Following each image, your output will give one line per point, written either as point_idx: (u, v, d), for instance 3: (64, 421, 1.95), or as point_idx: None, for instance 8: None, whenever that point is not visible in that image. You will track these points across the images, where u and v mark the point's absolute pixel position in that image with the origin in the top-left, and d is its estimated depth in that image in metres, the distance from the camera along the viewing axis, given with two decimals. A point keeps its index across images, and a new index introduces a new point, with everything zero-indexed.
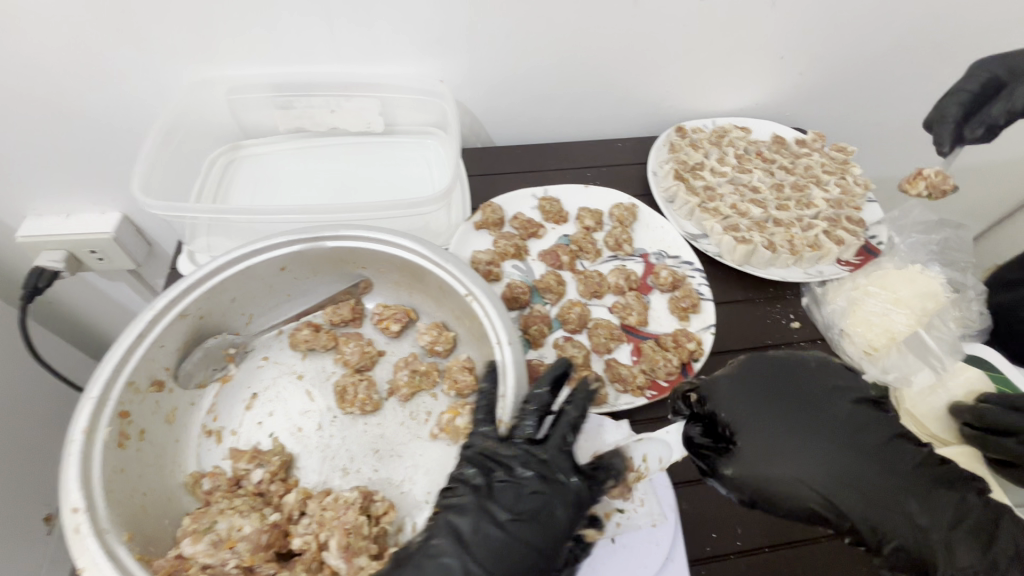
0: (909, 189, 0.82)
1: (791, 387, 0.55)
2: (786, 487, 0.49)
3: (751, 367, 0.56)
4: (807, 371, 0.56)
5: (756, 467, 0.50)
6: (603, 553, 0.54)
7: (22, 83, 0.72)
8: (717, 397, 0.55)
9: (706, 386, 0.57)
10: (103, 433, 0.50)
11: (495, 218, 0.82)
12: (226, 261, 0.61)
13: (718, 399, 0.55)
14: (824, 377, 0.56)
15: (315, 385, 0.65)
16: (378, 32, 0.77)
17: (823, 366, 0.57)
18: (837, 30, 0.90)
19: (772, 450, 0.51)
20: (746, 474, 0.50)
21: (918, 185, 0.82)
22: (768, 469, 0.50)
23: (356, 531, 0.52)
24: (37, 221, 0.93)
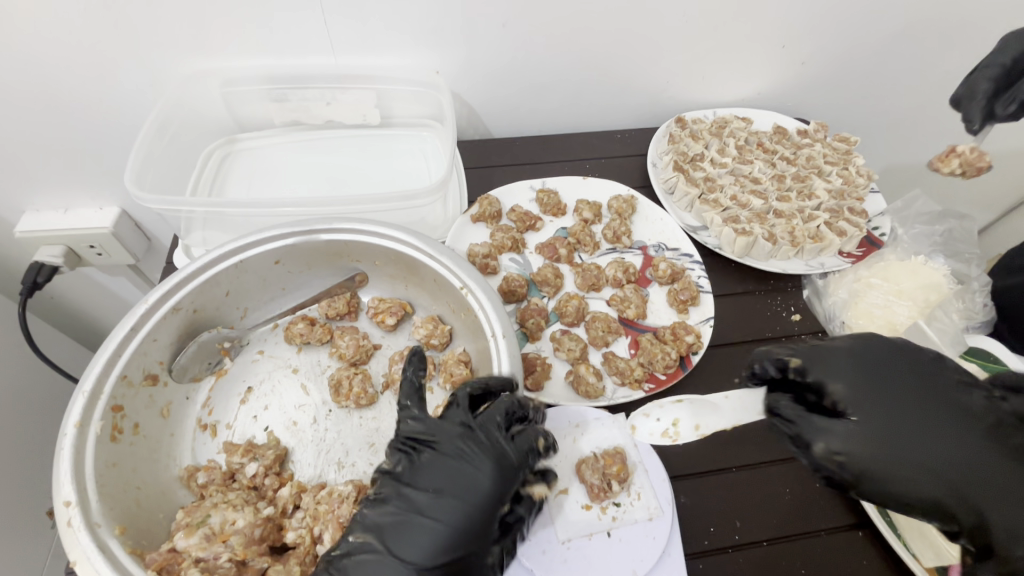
0: (941, 170, 0.79)
1: (909, 372, 0.49)
2: (886, 471, 0.44)
3: (864, 345, 0.51)
4: (928, 360, 0.50)
5: (860, 439, 0.45)
6: (601, 547, 0.54)
7: (16, 78, 0.72)
8: (812, 364, 0.49)
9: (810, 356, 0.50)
10: (95, 426, 0.50)
11: (492, 210, 0.81)
12: (219, 255, 0.61)
13: (812, 365, 0.49)
14: (948, 369, 0.50)
15: (310, 378, 0.65)
16: (372, 23, 0.76)
17: (930, 352, 0.51)
18: (840, 18, 0.88)
19: (871, 427, 0.46)
20: (845, 450, 0.45)
21: (951, 163, 0.78)
22: (872, 448, 0.45)
23: None
24: (35, 217, 0.93)
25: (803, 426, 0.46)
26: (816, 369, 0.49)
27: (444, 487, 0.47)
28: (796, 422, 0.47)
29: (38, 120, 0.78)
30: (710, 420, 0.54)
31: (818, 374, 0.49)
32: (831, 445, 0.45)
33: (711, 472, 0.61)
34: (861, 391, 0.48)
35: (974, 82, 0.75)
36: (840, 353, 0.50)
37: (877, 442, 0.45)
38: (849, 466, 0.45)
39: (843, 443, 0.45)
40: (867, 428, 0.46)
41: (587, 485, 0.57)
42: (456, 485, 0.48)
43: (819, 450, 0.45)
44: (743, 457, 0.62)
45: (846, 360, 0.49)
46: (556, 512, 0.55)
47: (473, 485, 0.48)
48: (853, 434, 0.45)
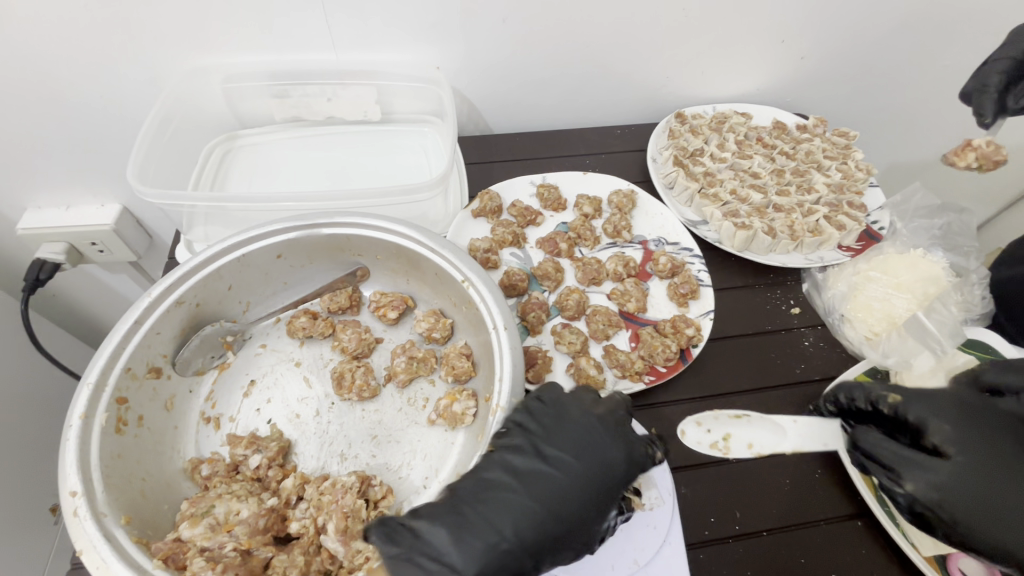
0: (957, 164, 0.80)
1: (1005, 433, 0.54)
2: (976, 509, 0.49)
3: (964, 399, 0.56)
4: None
5: (950, 479, 0.51)
6: (603, 537, 0.54)
7: (17, 74, 0.72)
8: (912, 405, 0.56)
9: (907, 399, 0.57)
10: (100, 418, 0.51)
11: (493, 205, 0.82)
12: (222, 249, 0.61)
13: (909, 405, 0.56)
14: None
15: (312, 371, 0.66)
16: (372, 19, 0.76)
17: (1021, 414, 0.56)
18: (839, 13, 0.88)
19: (962, 470, 0.51)
20: (933, 487, 0.51)
21: (967, 157, 0.79)
22: (960, 491, 0.50)
23: (354, 514, 0.52)
24: (36, 213, 0.93)
25: (890, 458, 0.54)
26: (916, 410, 0.56)
27: (578, 460, 0.50)
28: (889, 455, 0.53)
29: (39, 116, 0.78)
30: (768, 441, 0.63)
31: (916, 413, 0.55)
32: (920, 481, 0.51)
33: (711, 463, 0.61)
34: (960, 436, 0.53)
35: (982, 76, 0.78)
36: (942, 398, 0.56)
37: (969, 483, 0.50)
38: (939, 502, 0.50)
39: (931, 479, 0.51)
40: (963, 469, 0.51)
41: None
42: (587, 462, 0.50)
43: (909, 486, 0.52)
44: (743, 448, 0.62)
45: (941, 404, 0.55)
46: None
47: (603, 464, 0.50)
48: (944, 472, 0.51)
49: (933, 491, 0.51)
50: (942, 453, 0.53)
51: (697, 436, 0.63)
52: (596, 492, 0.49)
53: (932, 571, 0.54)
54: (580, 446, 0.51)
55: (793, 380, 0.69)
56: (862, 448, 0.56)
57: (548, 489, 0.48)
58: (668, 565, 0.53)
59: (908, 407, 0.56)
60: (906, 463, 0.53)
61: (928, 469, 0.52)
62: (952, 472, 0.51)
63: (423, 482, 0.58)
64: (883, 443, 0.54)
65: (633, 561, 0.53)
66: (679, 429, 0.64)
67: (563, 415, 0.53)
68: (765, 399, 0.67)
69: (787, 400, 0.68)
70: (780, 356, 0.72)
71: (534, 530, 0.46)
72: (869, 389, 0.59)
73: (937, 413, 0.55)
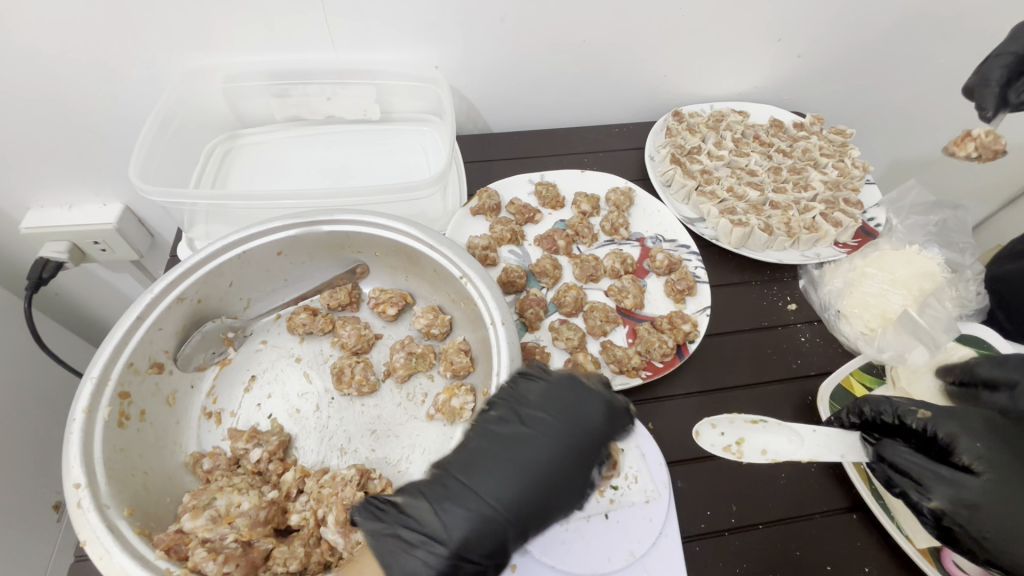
0: (957, 154, 0.80)
1: None
2: (1006, 531, 0.49)
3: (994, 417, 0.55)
4: None
5: (976, 496, 0.50)
6: (599, 529, 0.54)
7: (21, 74, 0.73)
8: (939, 420, 0.56)
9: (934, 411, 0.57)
10: (103, 412, 0.52)
11: (491, 203, 0.82)
12: (223, 246, 0.62)
13: (937, 420, 0.56)
14: None
15: (313, 367, 0.66)
16: (372, 18, 0.77)
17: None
18: (836, 11, 0.89)
19: (991, 488, 0.51)
20: (959, 503, 0.51)
21: (966, 147, 0.79)
22: (986, 508, 0.50)
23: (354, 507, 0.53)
24: (40, 213, 0.94)
25: (916, 473, 0.53)
26: (945, 426, 0.55)
27: (555, 421, 0.51)
28: (914, 470, 0.53)
29: (42, 115, 0.79)
30: (785, 449, 0.57)
31: (942, 429, 0.55)
32: (946, 496, 0.51)
33: (707, 457, 0.62)
34: (991, 455, 0.52)
35: (986, 70, 0.78)
36: (973, 415, 0.55)
37: (998, 504, 0.50)
38: (970, 520, 0.50)
39: (956, 495, 0.51)
40: (992, 489, 0.51)
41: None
42: (564, 425, 0.51)
43: (934, 500, 0.52)
44: None
45: (969, 421, 0.55)
46: None
47: (576, 423, 0.51)
48: (974, 491, 0.51)
49: (961, 508, 0.50)
50: (973, 469, 0.53)
51: (712, 440, 0.61)
52: (575, 451, 0.50)
53: (924, 561, 0.55)
54: (554, 408, 0.52)
55: (789, 375, 0.70)
56: (885, 463, 0.55)
57: (528, 455, 0.49)
58: (664, 557, 0.53)
59: (938, 423, 0.56)
60: (934, 479, 0.52)
61: (956, 486, 0.52)
62: (979, 491, 0.51)
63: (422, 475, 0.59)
64: (912, 458, 0.53)
65: (630, 553, 0.53)
66: (696, 430, 0.62)
67: (542, 382, 0.54)
68: (761, 394, 0.68)
69: (783, 395, 0.68)
70: (776, 352, 0.72)
71: (519, 493, 0.47)
72: (894, 402, 0.59)
73: (965, 430, 0.54)
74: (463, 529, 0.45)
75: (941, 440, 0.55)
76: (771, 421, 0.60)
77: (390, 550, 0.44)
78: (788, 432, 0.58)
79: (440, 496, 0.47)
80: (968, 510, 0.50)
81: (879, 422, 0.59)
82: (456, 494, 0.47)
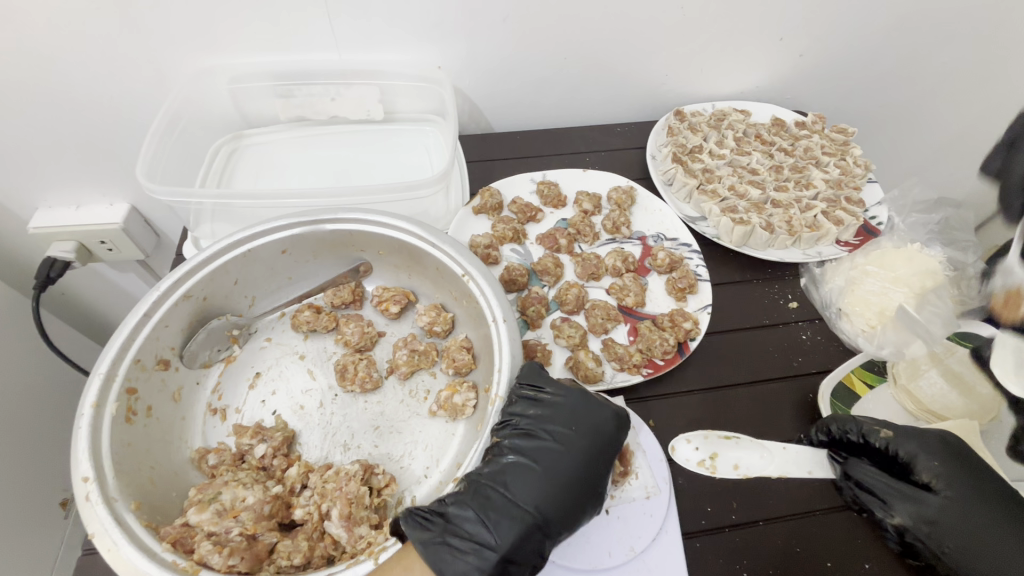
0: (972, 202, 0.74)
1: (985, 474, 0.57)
2: (961, 545, 0.54)
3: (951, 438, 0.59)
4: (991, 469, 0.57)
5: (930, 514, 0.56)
6: (599, 525, 0.55)
7: (29, 76, 0.74)
8: (900, 440, 0.59)
9: (897, 432, 0.60)
10: (111, 407, 0.52)
11: (494, 202, 0.83)
12: (229, 244, 0.63)
13: (898, 441, 0.59)
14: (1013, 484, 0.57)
15: (316, 364, 0.67)
16: (375, 18, 0.77)
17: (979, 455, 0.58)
18: (838, 12, 0.89)
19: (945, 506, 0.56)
20: (917, 521, 0.55)
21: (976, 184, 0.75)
22: (939, 524, 0.55)
23: (358, 501, 0.53)
24: (48, 213, 0.95)
25: (878, 493, 0.58)
26: (905, 446, 0.59)
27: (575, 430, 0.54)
28: (876, 490, 0.58)
29: (50, 116, 0.80)
30: (756, 464, 0.61)
31: (903, 447, 0.59)
32: (907, 514, 0.56)
33: None
34: (947, 472, 0.57)
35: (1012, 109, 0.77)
36: (931, 435, 0.59)
37: (955, 519, 0.55)
38: (929, 537, 0.55)
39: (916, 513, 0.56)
40: (949, 506, 0.56)
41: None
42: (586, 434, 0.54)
43: (896, 519, 0.56)
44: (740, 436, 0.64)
45: (924, 440, 0.59)
46: None
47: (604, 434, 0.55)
48: (931, 508, 0.56)
49: (923, 526, 0.55)
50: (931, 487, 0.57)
51: (686, 456, 0.61)
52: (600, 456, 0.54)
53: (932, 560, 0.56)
54: (574, 418, 0.55)
55: (790, 373, 0.70)
56: (850, 481, 0.59)
57: (561, 464, 0.52)
58: (664, 554, 0.54)
59: (899, 442, 0.59)
60: (899, 498, 0.57)
61: (918, 505, 0.57)
62: (935, 507, 0.56)
63: (424, 471, 0.60)
64: (877, 479, 0.58)
65: (630, 548, 0.54)
66: (669, 445, 0.62)
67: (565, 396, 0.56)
68: (762, 391, 0.68)
69: (784, 393, 0.68)
70: (777, 349, 0.72)
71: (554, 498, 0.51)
72: (860, 421, 0.60)
73: (922, 449, 0.58)
74: (511, 537, 0.48)
75: (901, 459, 0.59)
76: (743, 436, 0.63)
77: (443, 556, 0.46)
78: (754, 445, 0.62)
79: (484, 506, 0.50)
80: (929, 525, 0.55)
81: (846, 440, 0.60)
82: (495, 503, 0.50)
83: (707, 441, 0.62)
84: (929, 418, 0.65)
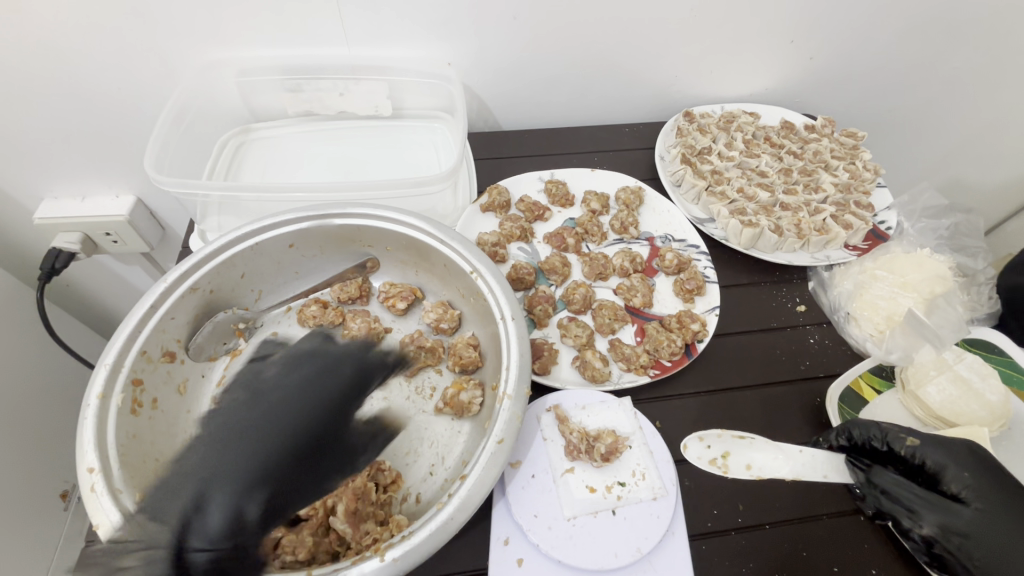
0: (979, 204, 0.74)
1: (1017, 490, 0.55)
2: (993, 559, 0.52)
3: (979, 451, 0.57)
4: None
5: (960, 525, 0.54)
6: (606, 525, 0.54)
7: (38, 67, 0.74)
8: (927, 449, 0.58)
9: (921, 441, 0.58)
10: (117, 399, 0.52)
11: (501, 200, 0.83)
12: (236, 236, 0.63)
13: (925, 450, 0.58)
14: None
15: (322, 359, 0.67)
16: (384, 14, 0.77)
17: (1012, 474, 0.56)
18: (849, 15, 0.89)
19: (977, 519, 0.54)
20: (947, 534, 0.54)
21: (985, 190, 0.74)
22: (970, 537, 0.53)
23: (364, 497, 0.53)
24: (53, 204, 0.95)
25: (904, 500, 0.57)
26: (933, 455, 0.57)
27: None
28: (903, 500, 0.57)
29: (58, 107, 0.80)
30: (767, 464, 0.61)
31: (931, 456, 0.57)
32: (937, 524, 0.55)
33: None
34: (978, 484, 0.55)
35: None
36: (960, 444, 0.57)
37: (987, 534, 0.53)
38: (959, 548, 0.54)
39: (946, 525, 0.54)
40: (978, 518, 0.54)
41: (569, 445, 0.58)
42: None
43: (925, 529, 0.55)
44: None
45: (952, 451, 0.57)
46: (561, 491, 0.56)
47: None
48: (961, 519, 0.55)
49: (952, 537, 0.54)
50: (962, 499, 0.56)
51: (697, 454, 0.61)
52: None
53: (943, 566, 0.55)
54: None
55: (798, 377, 0.70)
56: (875, 489, 0.58)
57: None
58: (670, 555, 0.54)
59: (926, 450, 0.58)
60: (926, 508, 0.56)
61: (946, 516, 0.55)
62: (964, 518, 0.55)
63: (429, 469, 0.59)
64: (903, 487, 0.57)
65: (637, 549, 0.53)
66: (681, 443, 0.62)
67: None
68: (769, 394, 0.68)
69: (792, 396, 0.68)
70: (785, 352, 0.72)
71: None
72: (885, 427, 0.59)
73: (951, 460, 0.57)
74: None
75: (928, 471, 0.57)
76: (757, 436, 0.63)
77: None
78: (766, 445, 0.62)
79: None
80: (958, 537, 0.54)
81: (870, 447, 0.59)
82: None
83: (721, 438, 0.62)
84: (938, 425, 0.64)
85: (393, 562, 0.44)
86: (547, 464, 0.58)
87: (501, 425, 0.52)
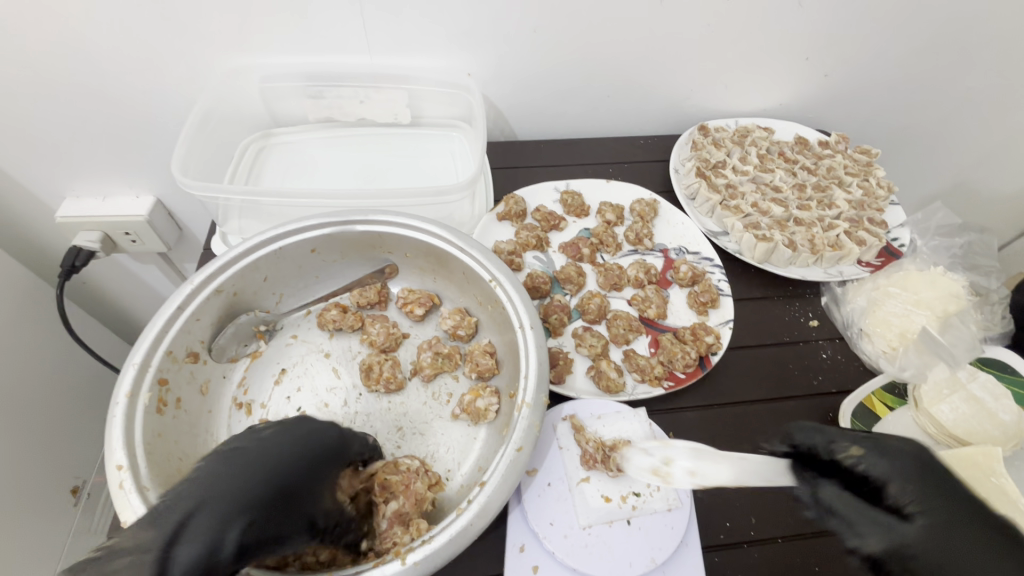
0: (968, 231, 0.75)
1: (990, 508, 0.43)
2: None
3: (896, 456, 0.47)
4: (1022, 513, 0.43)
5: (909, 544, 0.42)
6: (621, 535, 0.55)
7: (68, 70, 0.76)
8: (869, 458, 0.47)
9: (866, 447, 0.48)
10: (144, 397, 0.53)
11: (518, 209, 0.84)
12: (261, 240, 0.64)
13: (875, 454, 0.47)
14: None
15: (341, 363, 0.68)
16: (407, 24, 0.79)
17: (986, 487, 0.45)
18: (863, 32, 0.90)
19: (930, 538, 0.42)
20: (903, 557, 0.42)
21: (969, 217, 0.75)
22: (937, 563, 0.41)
23: (417, 502, 0.54)
24: (75, 202, 0.97)
25: (849, 507, 0.46)
26: (878, 465, 0.47)
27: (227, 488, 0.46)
28: (844, 514, 0.46)
29: (86, 108, 0.82)
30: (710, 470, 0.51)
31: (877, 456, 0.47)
32: (882, 544, 0.43)
33: None
34: (923, 497, 0.44)
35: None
36: (907, 451, 0.47)
37: (939, 556, 0.41)
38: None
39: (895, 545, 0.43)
40: (927, 537, 0.42)
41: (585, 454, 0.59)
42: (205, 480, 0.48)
43: (870, 549, 0.44)
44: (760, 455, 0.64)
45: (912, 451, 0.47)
46: (576, 500, 0.56)
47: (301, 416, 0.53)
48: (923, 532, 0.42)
49: (901, 562, 0.42)
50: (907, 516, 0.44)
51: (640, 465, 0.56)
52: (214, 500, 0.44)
53: None
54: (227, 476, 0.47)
55: (810, 392, 0.70)
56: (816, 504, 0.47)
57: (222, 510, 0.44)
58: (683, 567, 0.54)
59: (871, 459, 0.47)
60: (867, 522, 0.44)
61: (886, 531, 0.44)
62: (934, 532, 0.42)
63: (446, 474, 0.60)
64: (845, 502, 0.46)
65: (650, 560, 0.53)
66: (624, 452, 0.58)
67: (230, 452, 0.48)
68: (781, 409, 0.68)
69: (804, 411, 0.68)
70: (797, 367, 0.73)
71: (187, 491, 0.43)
72: (829, 433, 0.50)
73: (897, 461, 0.46)
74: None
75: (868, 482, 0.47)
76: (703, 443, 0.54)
77: None
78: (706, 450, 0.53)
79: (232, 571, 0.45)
80: (910, 560, 0.42)
81: (811, 455, 0.50)
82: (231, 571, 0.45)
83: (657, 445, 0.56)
84: (952, 443, 0.63)
85: (415, 566, 0.45)
86: (563, 474, 0.59)
87: (523, 433, 0.53)
